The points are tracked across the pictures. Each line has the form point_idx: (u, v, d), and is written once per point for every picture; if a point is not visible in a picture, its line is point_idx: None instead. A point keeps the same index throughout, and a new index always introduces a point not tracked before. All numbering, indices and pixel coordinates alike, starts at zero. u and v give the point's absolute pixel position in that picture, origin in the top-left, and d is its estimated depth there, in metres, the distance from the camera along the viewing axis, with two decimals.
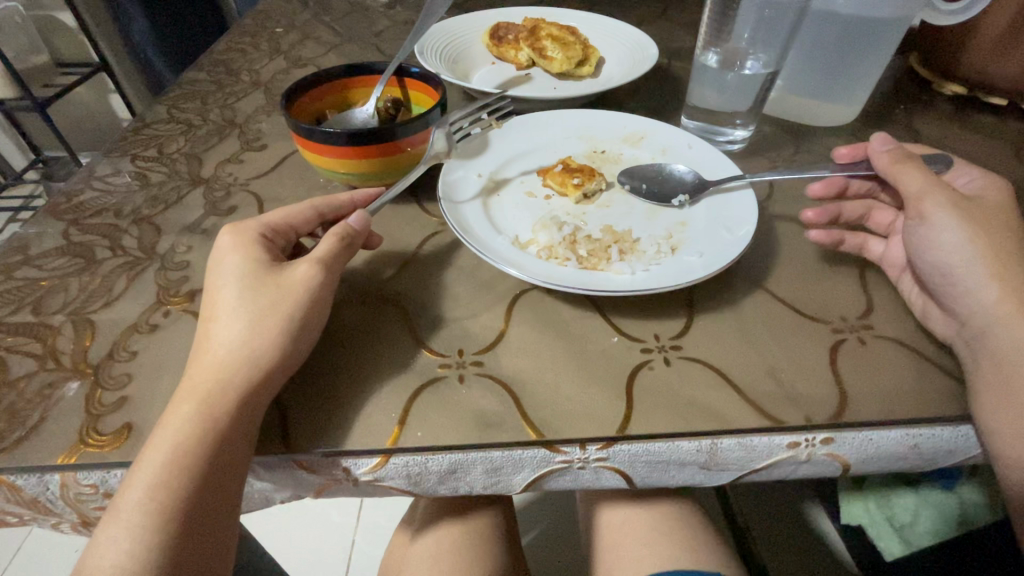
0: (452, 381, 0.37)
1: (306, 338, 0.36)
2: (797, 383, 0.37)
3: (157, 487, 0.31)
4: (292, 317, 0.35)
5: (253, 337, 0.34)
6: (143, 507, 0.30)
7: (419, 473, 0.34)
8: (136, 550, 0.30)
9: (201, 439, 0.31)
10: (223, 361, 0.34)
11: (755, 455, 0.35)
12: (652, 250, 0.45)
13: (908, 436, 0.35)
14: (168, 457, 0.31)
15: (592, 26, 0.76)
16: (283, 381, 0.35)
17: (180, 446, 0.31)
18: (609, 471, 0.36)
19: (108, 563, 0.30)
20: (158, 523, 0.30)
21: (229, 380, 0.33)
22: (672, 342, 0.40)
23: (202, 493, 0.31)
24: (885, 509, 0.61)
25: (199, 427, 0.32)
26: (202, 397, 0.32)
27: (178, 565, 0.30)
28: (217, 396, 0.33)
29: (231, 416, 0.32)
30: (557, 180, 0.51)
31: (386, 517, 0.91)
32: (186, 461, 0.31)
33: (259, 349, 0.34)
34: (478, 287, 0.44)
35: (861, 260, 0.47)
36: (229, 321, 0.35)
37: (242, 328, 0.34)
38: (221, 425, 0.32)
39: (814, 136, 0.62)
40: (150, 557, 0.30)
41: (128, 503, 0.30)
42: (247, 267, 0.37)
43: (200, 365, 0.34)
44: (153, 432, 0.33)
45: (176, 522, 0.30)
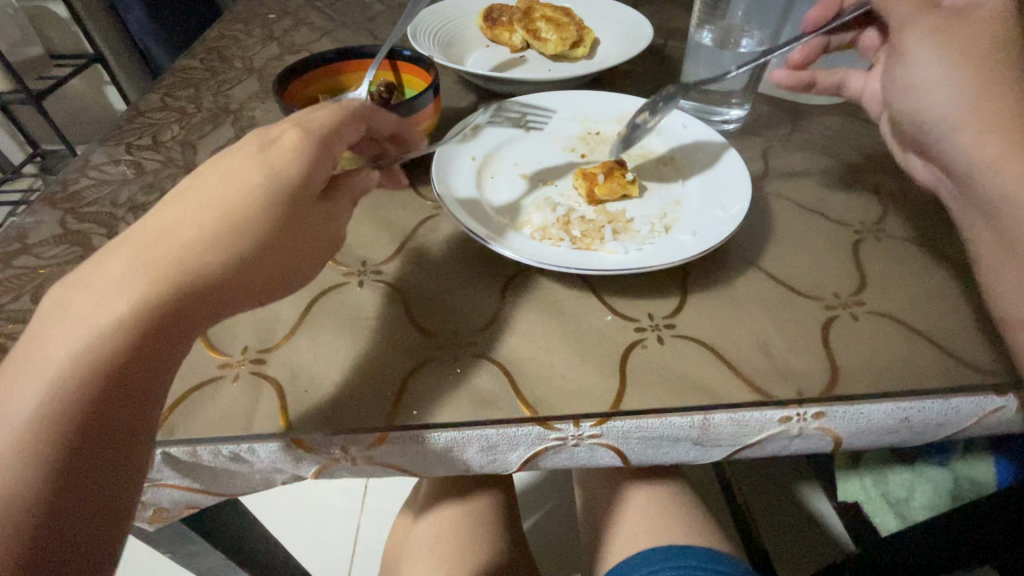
0: (447, 360, 0.37)
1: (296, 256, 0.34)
2: (788, 357, 0.37)
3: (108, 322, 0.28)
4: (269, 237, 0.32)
5: (218, 241, 0.31)
6: (46, 400, 0.27)
7: (417, 450, 0.35)
8: (18, 446, 0.26)
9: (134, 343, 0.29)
10: (179, 264, 0.30)
11: (747, 430, 0.36)
12: (646, 230, 0.45)
13: (899, 408, 0.36)
14: (93, 350, 0.28)
15: (587, 6, 0.75)
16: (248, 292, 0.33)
17: (107, 347, 0.28)
18: (604, 447, 0.37)
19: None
20: (51, 422, 0.27)
21: (184, 286, 0.30)
22: (666, 320, 0.40)
23: (112, 401, 0.28)
24: (881, 487, 0.63)
25: (136, 327, 0.29)
26: (149, 298, 0.29)
27: (60, 479, 0.26)
28: (163, 301, 0.30)
29: (168, 326, 0.30)
30: (605, 192, 0.48)
31: (388, 501, 0.92)
32: (126, 358, 0.29)
33: (225, 259, 0.31)
34: (474, 269, 0.44)
35: (856, 236, 0.47)
36: (210, 217, 0.31)
37: (211, 228, 0.31)
38: (159, 335, 0.30)
39: (811, 113, 0.61)
40: (29, 456, 0.26)
41: (28, 391, 0.27)
42: (251, 163, 0.33)
43: (152, 254, 0.30)
44: (127, 257, 0.30)
45: (71, 426, 0.27)
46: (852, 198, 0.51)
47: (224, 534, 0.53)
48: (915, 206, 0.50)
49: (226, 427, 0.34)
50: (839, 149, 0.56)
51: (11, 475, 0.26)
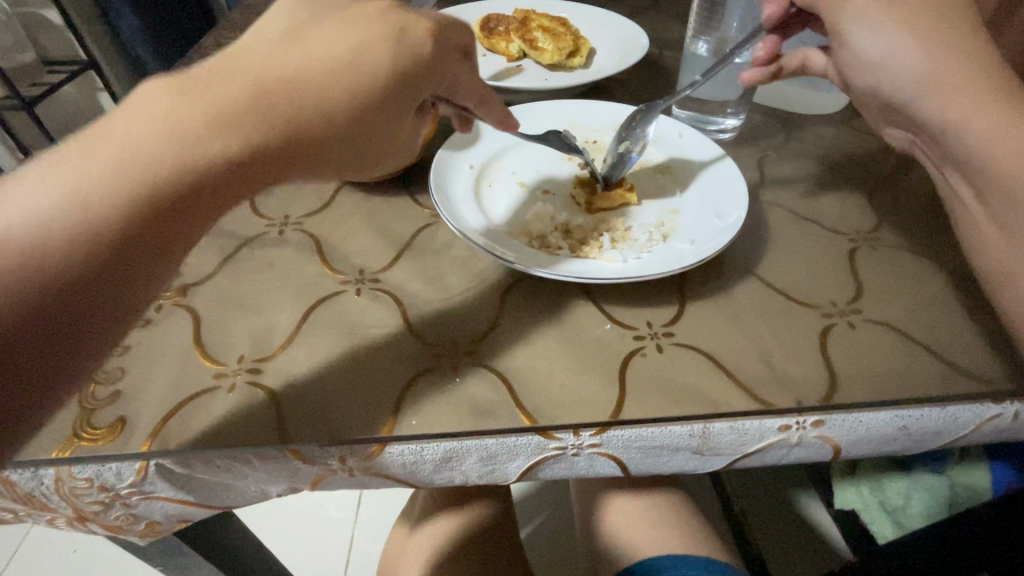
0: (445, 370, 0.37)
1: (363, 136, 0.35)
2: (788, 366, 0.37)
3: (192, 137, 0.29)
4: (347, 128, 0.33)
5: (311, 107, 0.32)
6: (110, 194, 0.28)
7: (416, 461, 0.35)
8: (71, 220, 0.27)
9: (198, 174, 0.29)
10: (271, 116, 0.31)
11: (746, 438, 0.36)
12: (644, 238, 0.45)
13: (896, 417, 0.36)
14: (165, 167, 0.29)
15: (582, 17, 0.76)
16: (316, 160, 0.34)
17: (184, 164, 0.29)
18: (603, 457, 0.37)
19: (41, 210, 0.27)
20: (107, 213, 0.28)
21: (263, 138, 0.31)
22: (665, 328, 0.40)
23: (161, 226, 0.29)
24: (878, 494, 0.62)
25: (208, 162, 0.29)
26: (236, 135, 0.30)
27: (99, 268, 0.28)
28: (248, 145, 0.30)
29: (232, 175, 0.30)
30: (604, 202, 0.49)
31: (382, 511, 0.91)
32: (192, 185, 0.29)
33: (303, 129, 0.32)
34: (473, 277, 0.44)
35: (851, 245, 0.47)
36: (324, 82, 0.32)
37: (313, 90, 0.32)
38: (229, 176, 0.30)
39: (805, 124, 0.62)
40: (70, 231, 0.27)
41: (93, 168, 0.28)
42: (385, 45, 0.34)
43: (256, 85, 0.31)
44: (242, 71, 0.31)
45: (115, 228, 0.28)
46: (847, 207, 0.51)
47: (217, 547, 0.52)
48: (910, 216, 0.50)
49: (222, 436, 0.33)
50: (834, 159, 0.57)
51: (54, 243, 0.27)
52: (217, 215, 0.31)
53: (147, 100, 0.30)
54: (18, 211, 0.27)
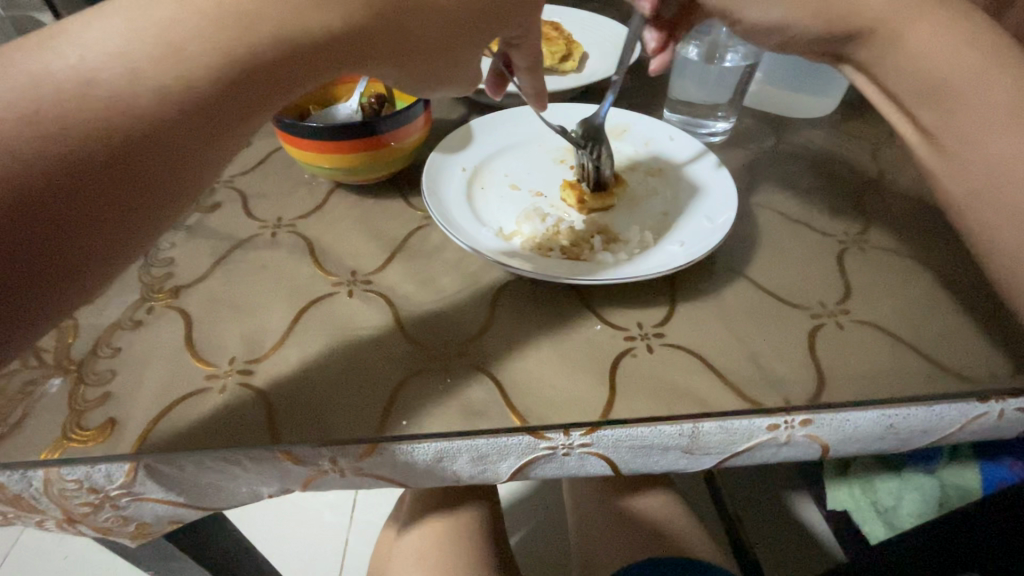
0: (436, 372, 0.37)
1: (439, 41, 0.36)
2: (777, 366, 0.38)
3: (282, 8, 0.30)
4: (434, 28, 0.35)
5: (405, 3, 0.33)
6: (209, 45, 0.28)
7: (407, 461, 0.36)
8: (169, 62, 0.27)
9: (288, 45, 0.30)
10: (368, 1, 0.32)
11: (735, 438, 0.37)
12: (634, 240, 0.46)
13: (883, 416, 0.37)
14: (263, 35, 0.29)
15: (576, 22, 0.76)
16: (385, 59, 0.35)
17: (264, 33, 0.29)
18: (594, 456, 0.37)
19: (138, 46, 0.27)
20: (205, 64, 0.28)
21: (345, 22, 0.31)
22: (655, 330, 0.40)
23: (250, 90, 0.30)
24: (869, 495, 0.63)
25: (304, 33, 0.30)
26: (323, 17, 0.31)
27: (194, 114, 0.28)
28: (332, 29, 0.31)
29: (320, 56, 0.31)
30: (594, 201, 0.49)
31: (376, 514, 0.90)
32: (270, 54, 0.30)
33: (378, 24, 0.33)
34: (466, 280, 0.44)
35: (840, 246, 0.48)
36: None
37: None
38: (305, 58, 0.31)
39: (796, 127, 0.62)
40: (168, 72, 0.27)
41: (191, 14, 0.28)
42: None
43: None
44: None
45: (211, 78, 0.28)
46: (835, 210, 0.51)
47: (207, 549, 0.52)
48: (898, 218, 0.50)
49: (213, 438, 0.33)
50: (823, 162, 0.58)
51: (152, 88, 0.27)
52: (292, 93, 0.32)
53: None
54: (112, 41, 0.27)
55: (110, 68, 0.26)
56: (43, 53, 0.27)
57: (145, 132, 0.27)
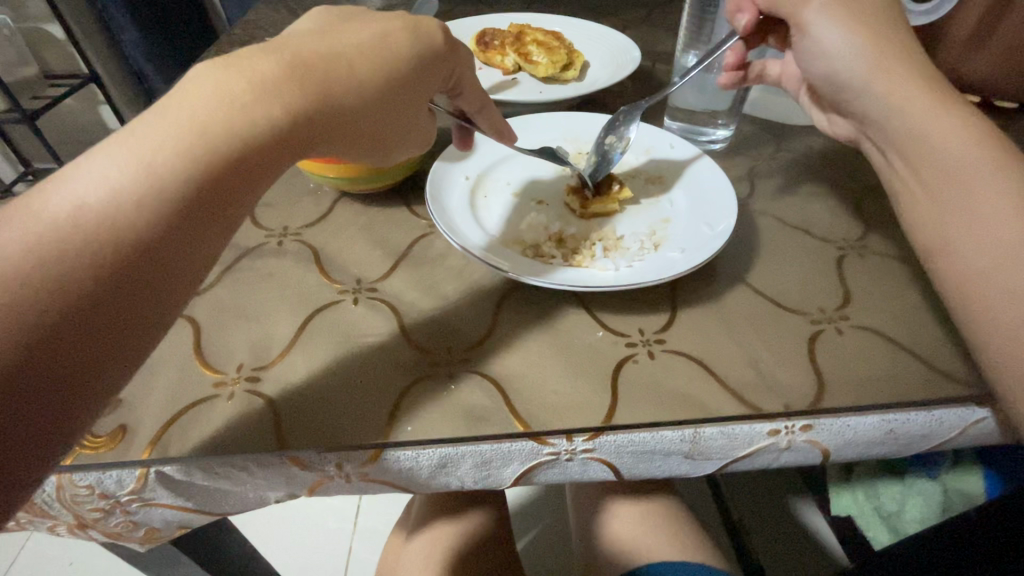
0: (440, 378, 0.37)
1: (390, 109, 0.37)
2: (777, 371, 0.38)
3: (229, 107, 0.30)
4: (377, 97, 0.36)
5: (348, 79, 0.34)
6: (170, 165, 0.28)
7: (411, 467, 0.36)
8: (133, 194, 0.27)
9: (247, 142, 0.30)
10: (313, 82, 0.33)
11: (736, 443, 0.37)
12: (635, 247, 0.46)
13: (885, 421, 0.37)
14: (220, 139, 0.30)
15: (576, 31, 0.77)
16: (345, 133, 0.36)
17: (215, 129, 0.30)
18: (596, 462, 0.37)
19: (101, 190, 0.27)
20: (174, 178, 0.28)
21: (300, 105, 0.32)
22: (657, 336, 0.41)
23: (217, 197, 0.30)
24: (873, 500, 0.63)
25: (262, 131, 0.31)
26: (277, 108, 0.31)
27: (162, 238, 0.28)
28: (287, 115, 0.32)
29: (278, 145, 0.32)
30: (596, 207, 0.50)
31: (380, 520, 0.90)
32: (233, 150, 0.30)
33: (332, 102, 0.34)
34: (470, 287, 0.44)
35: (839, 252, 0.48)
36: (358, 57, 0.35)
37: (347, 71, 0.34)
38: (270, 144, 0.31)
39: (795, 134, 0.63)
40: (134, 203, 0.27)
41: (151, 138, 0.29)
42: (407, 34, 0.38)
43: (293, 58, 0.33)
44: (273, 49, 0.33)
45: (177, 195, 0.28)
46: (835, 216, 0.52)
47: (213, 555, 0.53)
48: (898, 224, 0.51)
49: (221, 444, 0.34)
50: (823, 169, 0.58)
51: (131, 205, 0.27)
52: (260, 188, 0.32)
53: (196, 75, 0.31)
54: (83, 184, 0.27)
55: (87, 201, 0.27)
56: (12, 212, 0.27)
57: (137, 247, 0.27)
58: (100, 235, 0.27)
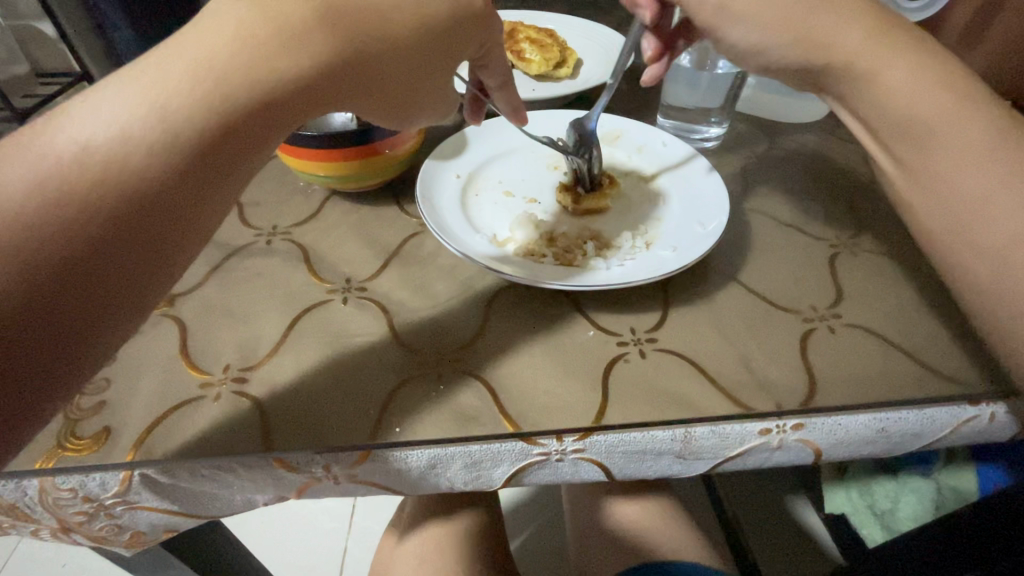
0: (430, 378, 0.37)
1: (418, 69, 0.36)
2: (768, 370, 0.38)
3: (258, 52, 0.30)
4: (403, 59, 0.35)
5: (376, 41, 0.33)
6: (185, 113, 0.29)
7: (400, 467, 0.36)
8: (148, 139, 0.28)
9: (270, 92, 0.30)
10: (342, 37, 0.32)
11: (728, 443, 0.37)
12: (627, 245, 0.46)
13: (875, 420, 0.37)
14: (240, 90, 0.30)
15: (570, 28, 0.77)
16: (369, 90, 0.35)
17: (243, 74, 0.30)
18: (587, 462, 0.37)
19: (119, 132, 0.28)
20: (189, 121, 0.29)
21: (327, 57, 0.32)
22: (648, 335, 0.40)
23: (227, 151, 0.30)
24: (867, 498, 0.63)
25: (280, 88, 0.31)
26: (305, 57, 0.31)
27: (168, 189, 0.28)
28: (315, 66, 0.31)
29: (297, 101, 0.32)
30: (588, 203, 0.50)
31: (375, 520, 0.90)
32: (256, 96, 0.30)
33: (359, 56, 0.33)
34: (460, 287, 0.44)
35: (832, 251, 0.48)
36: (393, 17, 0.34)
37: (379, 25, 0.33)
38: (292, 96, 0.31)
39: (788, 132, 0.63)
40: (146, 149, 0.28)
41: (171, 79, 0.29)
42: None
43: (326, 5, 0.32)
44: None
45: (192, 144, 0.29)
46: (828, 214, 0.52)
47: (203, 559, 0.52)
48: (891, 222, 0.51)
49: (206, 446, 0.33)
50: (816, 167, 0.58)
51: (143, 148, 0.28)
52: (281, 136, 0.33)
53: (219, 14, 0.30)
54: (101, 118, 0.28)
55: (101, 140, 0.27)
56: (36, 140, 0.28)
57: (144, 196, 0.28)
58: (108, 178, 0.27)
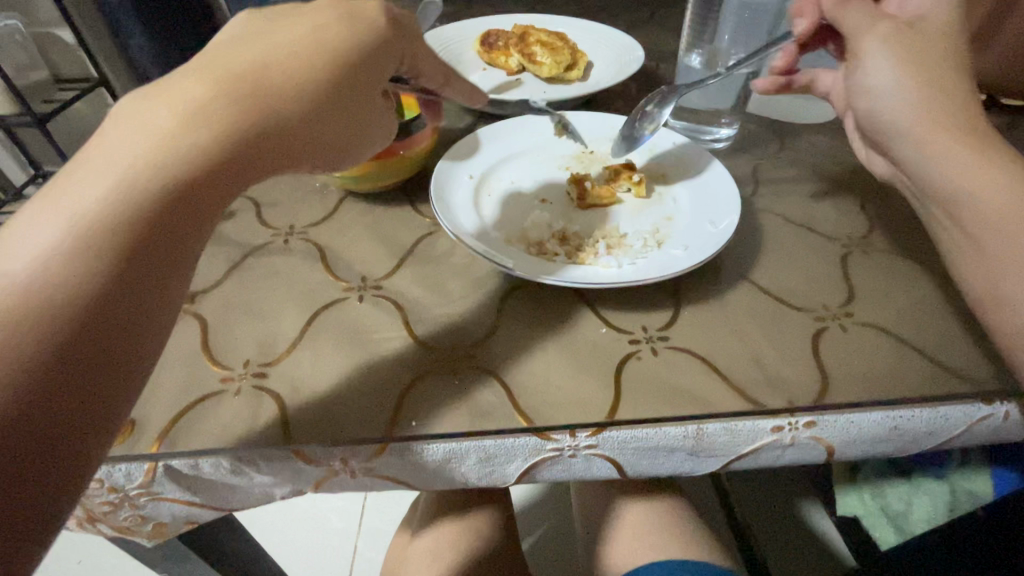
0: (446, 374, 0.38)
1: (342, 107, 0.34)
2: (780, 367, 0.38)
3: (168, 138, 0.28)
4: (324, 102, 0.33)
5: (289, 82, 0.31)
6: (101, 217, 0.26)
7: (417, 461, 0.36)
8: (66, 257, 0.25)
9: (188, 173, 0.28)
10: (241, 95, 0.30)
11: (740, 440, 0.37)
12: (638, 245, 0.46)
13: (888, 418, 0.37)
14: (156, 168, 0.27)
15: (581, 31, 0.78)
16: (302, 144, 0.33)
17: (158, 163, 0.27)
18: (600, 458, 0.37)
19: (27, 266, 0.25)
20: (114, 223, 0.26)
21: (242, 124, 0.30)
22: (660, 333, 0.41)
23: (168, 232, 0.27)
24: (879, 500, 0.63)
25: (201, 152, 0.28)
26: (219, 125, 0.29)
27: (110, 294, 0.25)
28: (227, 133, 0.29)
29: (223, 169, 0.29)
30: (595, 197, 0.51)
31: (385, 520, 0.91)
32: (180, 175, 0.28)
33: (274, 109, 0.31)
34: (474, 285, 0.45)
35: (844, 250, 0.48)
36: (290, 61, 0.32)
37: (284, 75, 0.31)
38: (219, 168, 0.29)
39: (800, 132, 0.63)
40: (80, 262, 0.25)
41: (81, 196, 0.26)
42: (348, 25, 0.34)
43: (224, 75, 0.30)
44: (194, 68, 0.30)
45: (124, 246, 0.26)
46: (840, 213, 0.52)
47: (220, 553, 0.53)
48: (904, 222, 0.51)
49: (226, 438, 0.34)
50: (828, 167, 0.58)
51: (74, 262, 0.25)
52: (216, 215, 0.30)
53: (111, 128, 0.28)
54: (16, 257, 0.25)
55: (22, 274, 0.24)
56: None
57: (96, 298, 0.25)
58: (34, 314, 0.24)
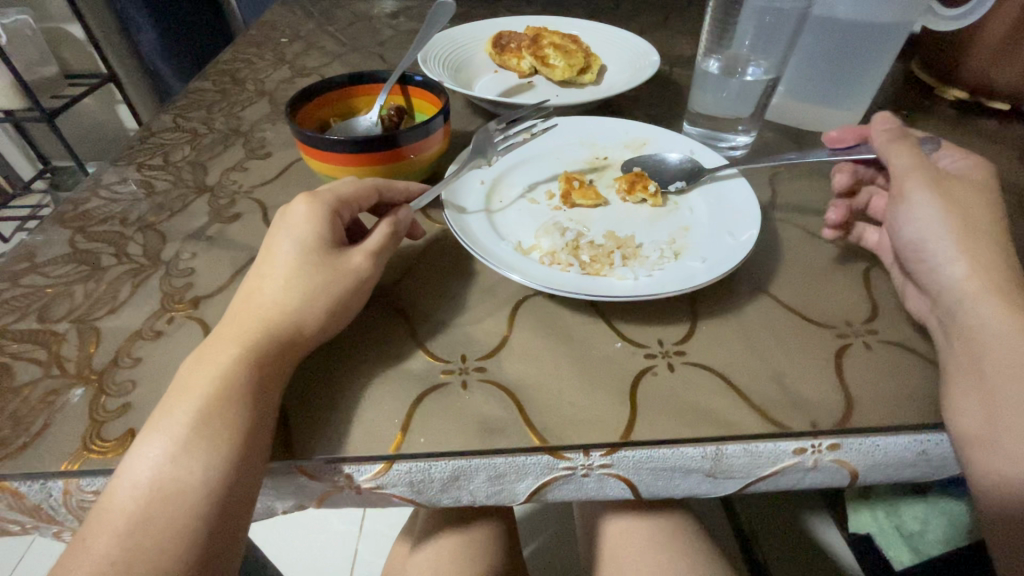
0: (454, 387, 0.37)
1: (359, 285, 0.39)
2: (802, 387, 0.37)
3: (234, 348, 0.34)
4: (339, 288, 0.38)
5: (304, 283, 0.37)
6: (194, 420, 0.32)
7: (422, 479, 0.35)
8: (176, 459, 0.31)
9: (253, 368, 0.34)
10: (279, 305, 0.37)
11: (761, 462, 0.35)
12: (655, 256, 0.45)
13: (916, 441, 0.35)
14: (215, 389, 0.33)
15: (593, 33, 0.77)
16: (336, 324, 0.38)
17: (226, 368, 0.34)
18: (613, 478, 0.36)
19: (150, 475, 0.31)
20: (202, 422, 0.32)
21: (288, 323, 0.36)
22: (676, 347, 0.39)
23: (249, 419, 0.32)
24: (894, 518, 0.62)
25: (253, 354, 0.34)
26: (270, 330, 0.36)
27: (211, 504, 0.30)
28: (272, 329, 0.36)
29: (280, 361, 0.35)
30: (587, 201, 0.51)
31: (387, 524, 0.91)
32: (249, 373, 0.34)
33: (306, 306, 0.37)
34: (484, 294, 0.43)
35: (865, 264, 0.46)
36: (289, 266, 0.38)
37: (298, 279, 0.38)
38: (274, 360, 0.35)
39: (817, 140, 0.62)
40: (187, 464, 0.31)
41: (181, 413, 0.32)
42: (324, 220, 0.40)
43: (272, 298, 0.37)
44: (247, 296, 0.38)
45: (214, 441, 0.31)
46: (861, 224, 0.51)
47: None
48: None
49: None
50: None
51: (183, 465, 0.31)
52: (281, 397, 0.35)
53: (198, 358, 0.35)
54: (142, 470, 0.31)
55: (149, 483, 0.31)
56: (88, 533, 0.30)
57: (204, 487, 0.31)
58: (158, 536, 0.29)
